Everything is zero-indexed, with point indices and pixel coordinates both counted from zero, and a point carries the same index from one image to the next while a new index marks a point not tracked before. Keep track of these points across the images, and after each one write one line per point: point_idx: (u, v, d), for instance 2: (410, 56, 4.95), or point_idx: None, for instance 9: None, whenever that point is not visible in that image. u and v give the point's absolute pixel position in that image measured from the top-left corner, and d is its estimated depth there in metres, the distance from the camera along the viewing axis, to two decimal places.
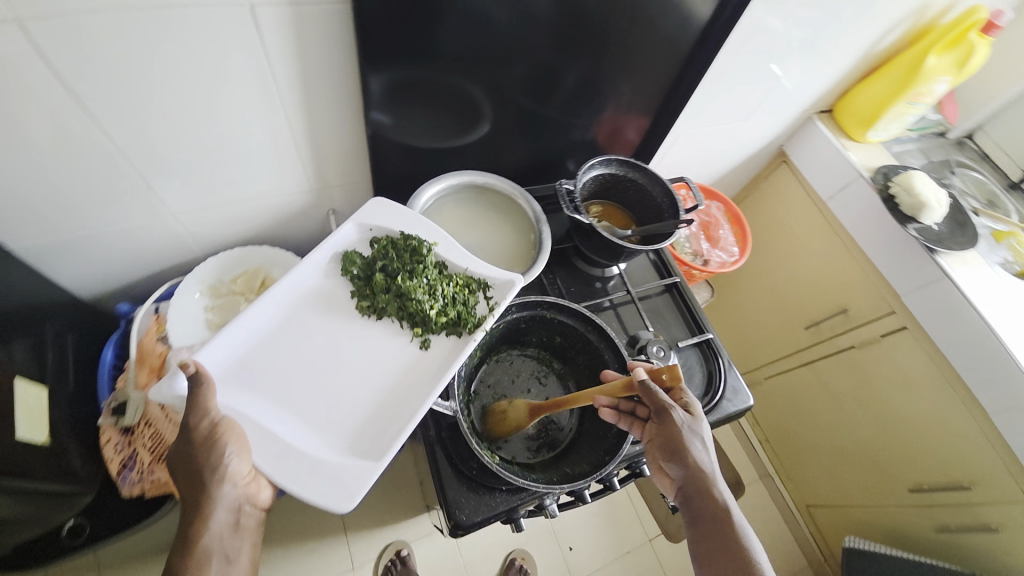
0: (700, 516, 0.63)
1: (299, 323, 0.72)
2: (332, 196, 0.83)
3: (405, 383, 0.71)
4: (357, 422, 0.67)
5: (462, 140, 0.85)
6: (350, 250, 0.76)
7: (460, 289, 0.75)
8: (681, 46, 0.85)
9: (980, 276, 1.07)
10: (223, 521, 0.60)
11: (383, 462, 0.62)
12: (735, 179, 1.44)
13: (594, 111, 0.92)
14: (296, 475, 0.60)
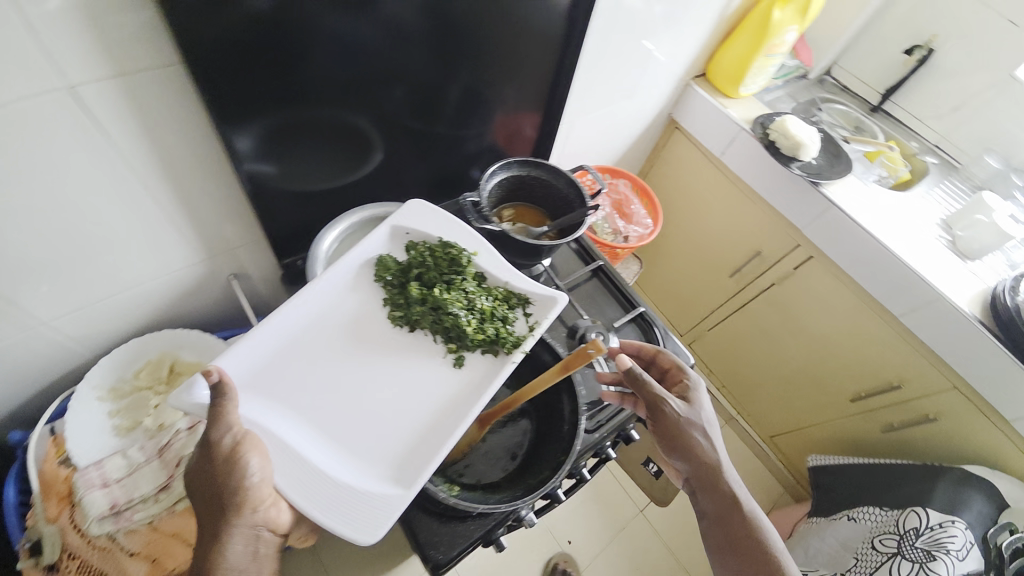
0: (709, 509, 0.72)
1: (328, 337, 0.71)
2: (227, 262, 0.78)
3: (449, 403, 0.70)
4: (391, 447, 0.66)
5: (358, 172, 0.82)
6: (384, 255, 0.77)
7: (500, 304, 0.76)
8: (549, 42, 0.86)
9: (861, 198, 1.17)
10: (242, 551, 0.56)
11: (412, 493, 0.60)
12: (638, 153, 1.50)
13: (483, 120, 0.92)
14: (319, 500, 0.59)
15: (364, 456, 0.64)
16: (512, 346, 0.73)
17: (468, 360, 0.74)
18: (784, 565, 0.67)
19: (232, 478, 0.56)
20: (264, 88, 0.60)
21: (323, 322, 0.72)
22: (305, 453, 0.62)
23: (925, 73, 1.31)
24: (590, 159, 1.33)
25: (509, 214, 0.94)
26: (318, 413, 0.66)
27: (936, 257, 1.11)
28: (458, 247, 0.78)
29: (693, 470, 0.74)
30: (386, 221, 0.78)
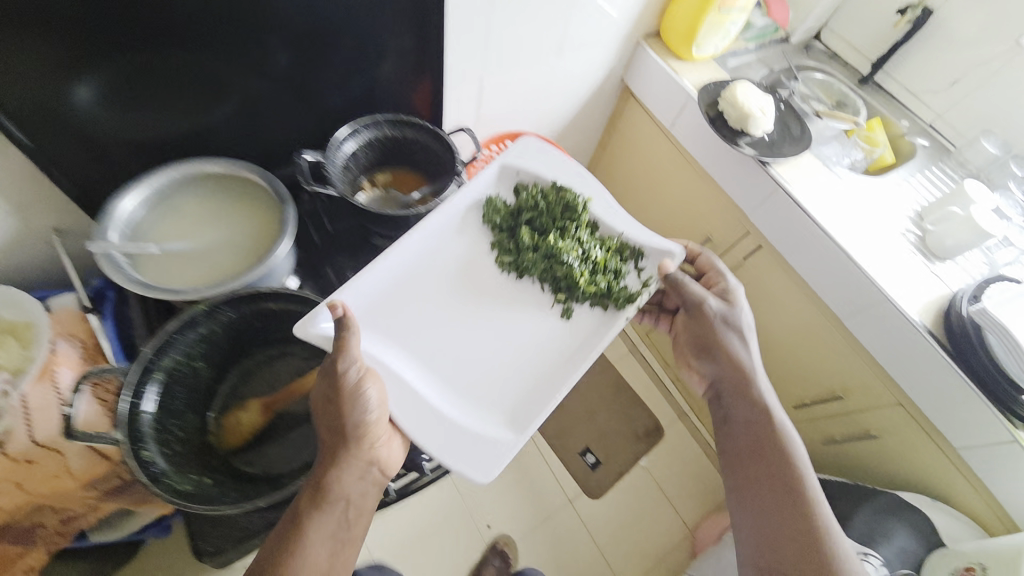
0: (732, 411, 0.76)
1: (444, 274, 0.80)
2: (45, 216, 0.71)
3: (571, 352, 0.79)
4: (505, 388, 0.76)
5: (198, 125, 0.74)
6: (492, 196, 0.84)
7: (614, 254, 0.82)
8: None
9: (817, 182, 1.01)
10: (353, 481, 0.58)
11: (527, 438, 0.71)
12: (589, 121, 1.35)
13: (355, 72, 0.81)
14: (429, 435, 0.69)
15: (474, 397, 0.75)
16: (627, 300, 0.80)
17: (579, 312, 0.81)
18: (807, 479, 0.69)
19: (356, 410, 0.59)
20: (59, 37, 0.57)
21: (433, 258, 0.80)
22: (419, 388, 0.72)
23: (922, 36, 1.11)
24: (525, 125, 1.19)
25: (383, 180, 0.84)
26: (433, 345, 0.76)
27: (893, 255, 0.95)
28: (576, 199, 0.83)
29: (722, 373, 0.78)
30: (499, 160, 0.84)
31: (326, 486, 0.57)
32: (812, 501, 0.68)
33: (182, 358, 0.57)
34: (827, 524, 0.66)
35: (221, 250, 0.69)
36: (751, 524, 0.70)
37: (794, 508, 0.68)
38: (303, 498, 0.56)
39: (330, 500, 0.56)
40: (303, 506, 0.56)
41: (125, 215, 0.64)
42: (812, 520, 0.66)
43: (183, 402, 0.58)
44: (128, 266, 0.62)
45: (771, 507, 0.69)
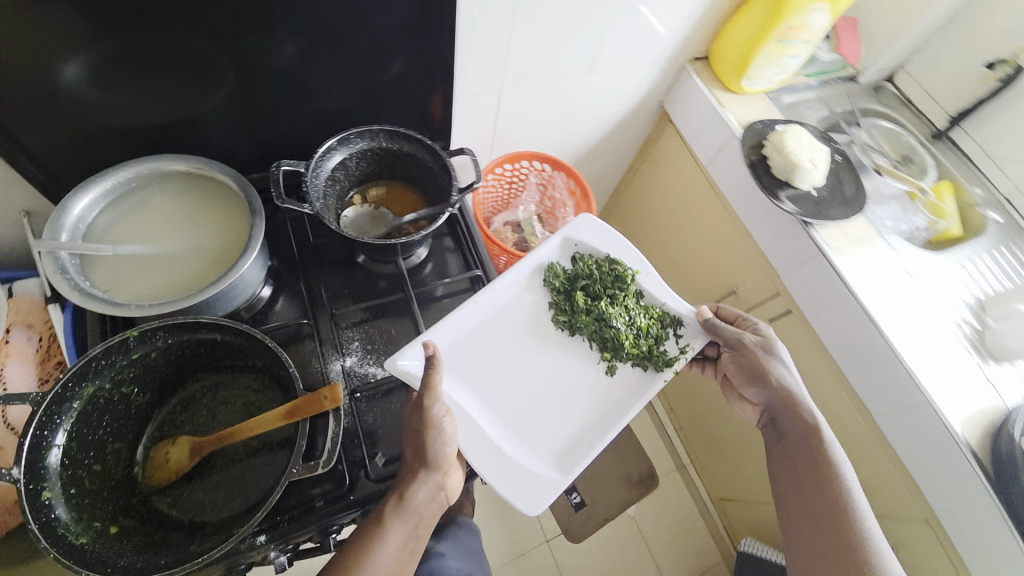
0: (789, 433, 0.68)
1: (510, 331, 0.78)
2: (13, 196, 0.66)
3: (601, 416, 0.75)
4: (552, 432, 0.73)
5: (185, 118, 0.68)
6: (554, 263, 0.82)
7: (654, 323, 0.79)
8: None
9: (869, 252, 0.88)
10: (423, 498, 0.58)
11: (572, 478, 0.68)
12: (621, 144, 1.24)
13: (359, 74, 0.73)
14: (508, 485, 0.66)
15: (529, 440, 0.72)
16: (663, 364, 0.77)
17: (622, 370, 0.78)
18: (861, 512, 0.61)
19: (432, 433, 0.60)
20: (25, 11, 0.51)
21: (498, 312, 0.78)
22: (492, 435, 0.69)
23: (1012, 95, 0.97)
24: (548, 143, 1.09)
25: (375, 195, 0.77)
26: (502, 395, 0.74)
27: (944, 351, 0.82)
28: (627, 266, 0.80)
29: (774, 398, 0.70)
30: (559, 232, 0.83)
31: (405, 500, 0.56)
32: (867, 538, 0.59)
33: (108, 386, 0.52)
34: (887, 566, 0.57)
35: (184, 258, 0.63)
36: (808, 558, 0.61)
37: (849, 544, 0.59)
38: (384, 506, 0.56)
39: (405, 513, 0.56)
40: (384, 516, 0.55)
41: (80, 220, 0.60)
42: (869, 559, 0.57)
43: (103, 430, 0.53)
44: (74, 268, 0.56)
45: (824, 542, 0.60)
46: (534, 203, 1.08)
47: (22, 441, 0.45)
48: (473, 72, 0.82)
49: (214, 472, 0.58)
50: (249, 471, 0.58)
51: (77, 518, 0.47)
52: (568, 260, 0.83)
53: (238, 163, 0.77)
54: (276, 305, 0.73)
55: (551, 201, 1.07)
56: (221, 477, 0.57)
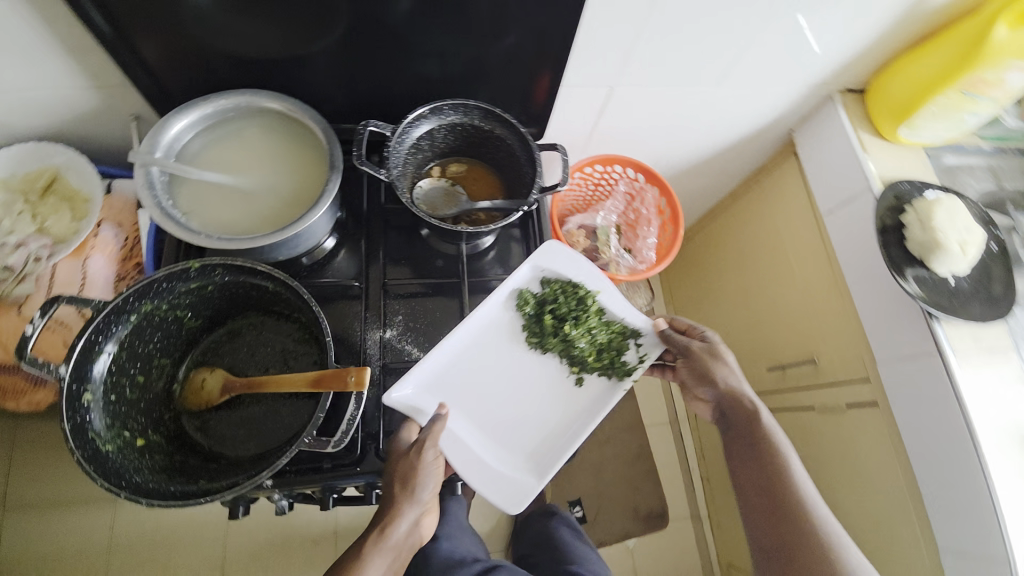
0: (737, 428, 0.67)
1: (484, 349, 0.71)
2: (126, 100, 0.68)
3: (568, 426, 0.71)
4: (527, 438, 0.69)
5: (292, 56, 0.67)
6: (524, 290, 0.73)
7: (614, 336, 0.74)
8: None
9: (1002, 368, 0.74)
10: (403, 532, 0.56)
11: (547, 482, 0.65)
12: (730, 165, 1.12)
13: (469, 41, 0.68)
14: (487, 485, 0.64)
15: (504, 451, 0.68)
16: (623, 373, 0.73)
17: (590, 381, 0.74)
18: (808, 493, 0.61)
19: (417, 477, 0.56)
20: None
21: (473, 336, 0.71)
22: (466, 440, 0.66)
23: None
24: (650, 150, 1.01)
25: (454, 171, 0.74)
26: (476, 406, 0.69)
27: None
28: (584, 284, 0.74)
29: (722, 397, 0.69)
30: (527, 260, 0.72)
31: (386, 534, 0.55)
32: (818, 524, 0.58)
33: (165, 307, 0.54)
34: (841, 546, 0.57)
35: (264, 197, 0.64)
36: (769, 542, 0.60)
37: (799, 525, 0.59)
38: (367, 538, 0.55)
39: (386, 548, 0.54)
40: (366, 548, 0.54)
41: (176, 140, 0.62)
42: (822, 545, 0.57)
43: (153, 345, 0.55)
44: (161, 186, 0.59)
45: (781, 535, 0.59)
46: (616, 212, 1.00)
47: (76, 343, 0.47)
48: (592, 61, 0.74)
49: (240, 410, 0.59)
50: (268, 418, 0.58)
51: (109, 427, 0.49)
52: (536, 283, 0.73)
53: (331, 109, 0.76)
54: (337, 258, 0.73)
55: (634, 215, 0.99)
56: (245, 415, 0.59)
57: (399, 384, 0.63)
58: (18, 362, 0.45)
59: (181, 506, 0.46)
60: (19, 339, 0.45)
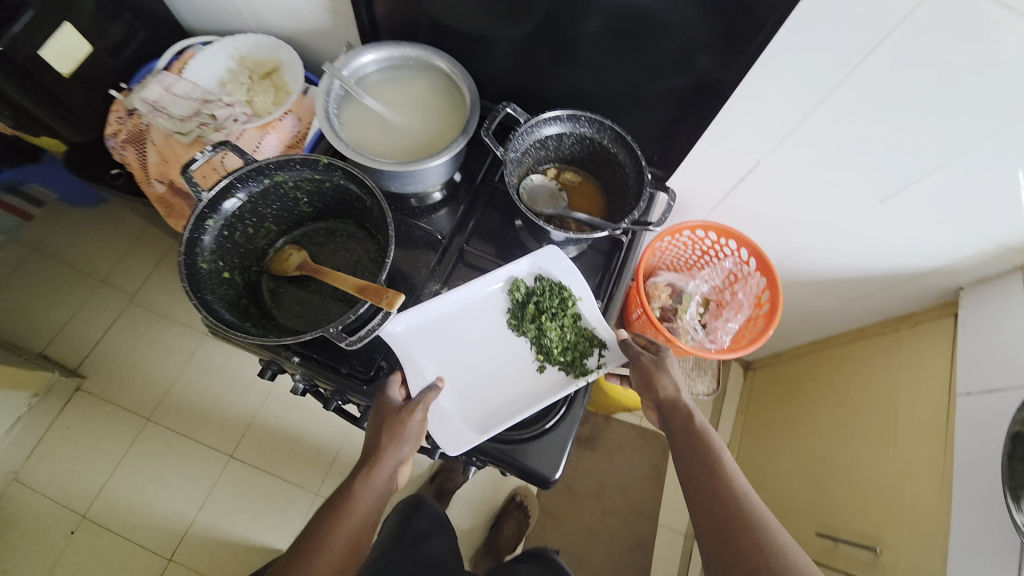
0: (681, 446, 0.58)
1: (475, 317, 0.69)
2: (350, 29, 0.85)
3: (522, 402, 0.64)
4: (483, 398, 0.64)
5: (480, 35, 0.76)
6: (516, 280, 0.69)
7: (581, 340, 0.67)
8: (779, 19, 0.56)
9: None
10: (383, 481, 0.56)
11: (487, 438, 0.59)
12: (869, 298, 0.98)
13: (637, 68, 0.71)
14: (434, 421, 0.61)
15: (458, 402, 0.63)
16: (579, 373, 0.66)
17: (549, 374, 0.66)
18: (740, 484, 0.53)
19: (405, 430, 0.57)
20: None
21: (468, 298, 0.69)
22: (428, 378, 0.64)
23: None
24: (780, 244, 0.94)
25: (568, 179, 0.78)
26: (447, 360, 0.66)
27: None
28: (569, 286, 0.69)
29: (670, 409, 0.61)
30: (532, 258, 0.70)
31: (369, 479, 0.55)
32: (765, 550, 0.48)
33: (290, 183, 0.65)
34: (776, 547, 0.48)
35: (402, 135, 0.73)
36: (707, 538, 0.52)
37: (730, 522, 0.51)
38: (351, 481, 0.55)
39: (369, 493, 0.55)
40: (350, 493, 0.54)
41: (361, 68, 0.74)
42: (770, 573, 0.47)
43: (270, 211, 0.66)
44: (332, 96, 0.71)
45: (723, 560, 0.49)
46: (711, 283, 0.94)
47: (222, 180, 0.59)
48: (747, 131, 0.72)
49: (303, 290, 0.69)
50: (322, 308, 0.67)
51: (212, 253, 0.61)
52: (530, 278, 0.70)
53: (493, 89, 0.85)
54: (438, 212, 0.80)
55: (729, 295, 0.92)
56: (305, 297, 0.68)
57: (396, 317, 0.65)
58: (181, 173, 0.61)
59: (224, 334, 0.56)
60: (189, 159, 0.62)
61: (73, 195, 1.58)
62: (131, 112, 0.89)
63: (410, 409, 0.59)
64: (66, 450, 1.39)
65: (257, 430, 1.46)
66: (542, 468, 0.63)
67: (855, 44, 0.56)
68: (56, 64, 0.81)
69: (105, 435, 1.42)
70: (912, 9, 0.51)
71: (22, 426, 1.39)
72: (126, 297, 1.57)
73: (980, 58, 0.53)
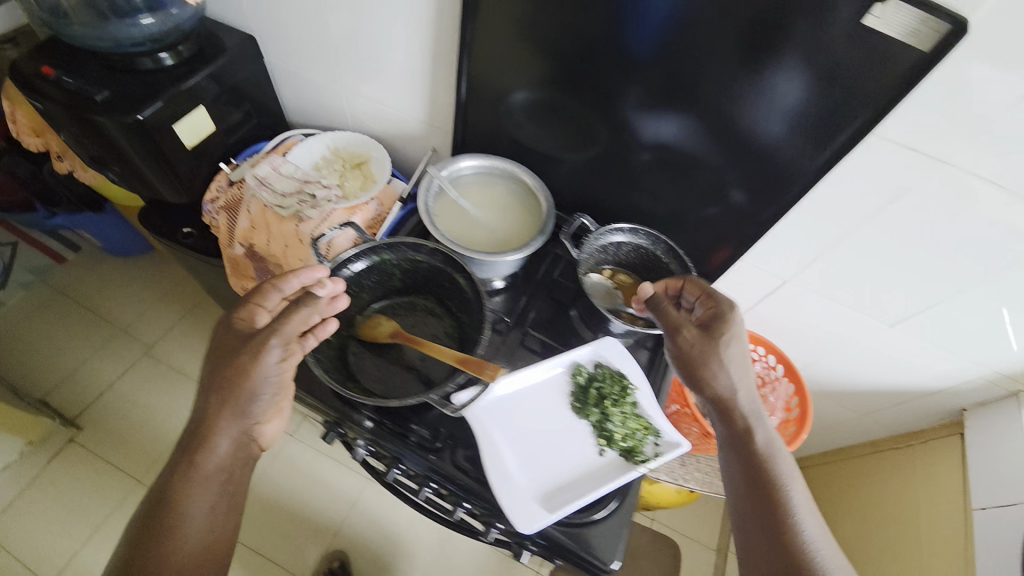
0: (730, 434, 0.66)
1: (540, 397, 0.74)
2: (437, 136, 1.01)
3: (585, 482, 0.67)
4: (550, 476, 0.67)
5: (551, 154, 0.91)
6: (579, 365, 0.76)
7: (638, 427, 0.71)
8: (802, 83, 0.63)
9: None
10: (228, 442, 0.61)
11: (559, 514, 0.61)
12: (880, 413, 1.06)
13: (685, 196, 0.85)
14: (506, 495, 0.64)
15: (526, 478, 0.66)
16: (639, 460, 0.68)
17: (610, 457, 0.69)
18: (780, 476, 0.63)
19: (251, 376, 0.60)
20: (527, 60, 0.79)
21: (535, 379, 0.75)
22: (500, 452, 0.67)
23: None
24: (799, 354, 1.03)
25: (621, 279, 0.87)
26: (517, 436, 0.69)
27: None
28: (628, 375, 0.75)
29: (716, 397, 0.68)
30: (594, 348, 0.77)
31: (211, 441, 0.60)
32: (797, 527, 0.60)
33: (393, 261, 0.74)
34: (799, 520, 0.60)
35: (483, 228, 0.84)
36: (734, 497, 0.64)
37: (767, 496, 0.62)
38: (193, 446, 0.59)
39: (209, 461, 0.59)
40: (195, 456, 0.59)
41: (456, 172, 0.87)
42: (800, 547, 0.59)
43: (369, 282, 0.75)
44: (432, 192, 0.84)
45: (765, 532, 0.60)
46: None
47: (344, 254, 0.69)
48: (777, 255, 0.85)
49: (385, 357, 0.74)
50: (402, 375, 0.73)
51: (321, 313, 0.68)
52: (591, 364, 0.77)
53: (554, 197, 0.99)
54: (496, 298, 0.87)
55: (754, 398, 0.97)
56: (387, 364, 0.74)
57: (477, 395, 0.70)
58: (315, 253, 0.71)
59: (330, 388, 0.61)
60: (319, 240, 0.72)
61: (115, 245, 1.65)
62: (232, 182, 1.00)
63: (263, 350, 0.61)
64: (43, 509, 1.30)
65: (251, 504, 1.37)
66: (601, 554, 0.65)
67: (874, 201, 0.70)
68: (182, 136, 0.93)
69: (90, 495, 1.33)
70: (917, 180, 0.66)
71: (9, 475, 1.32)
72: (143, 348, 1.56)
73: (970, 220, 0.67)
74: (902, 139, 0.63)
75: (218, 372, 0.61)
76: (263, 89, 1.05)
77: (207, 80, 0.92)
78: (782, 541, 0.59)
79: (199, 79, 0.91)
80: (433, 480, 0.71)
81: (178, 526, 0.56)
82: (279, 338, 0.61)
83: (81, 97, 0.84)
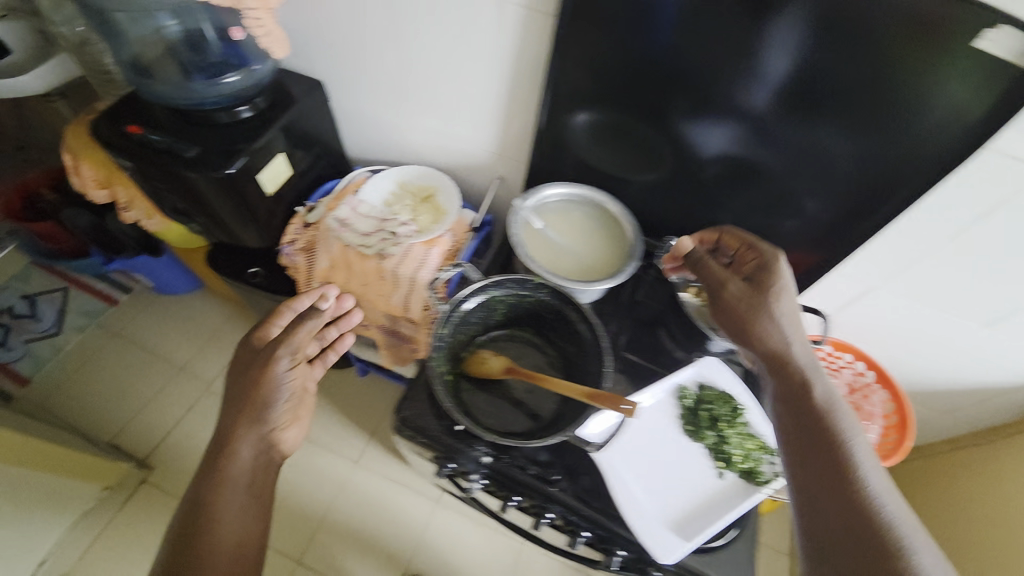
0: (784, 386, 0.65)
1: (651, 422, 0.74)
2: (505, 165, 1.02)
3: (712, 506, 0.68)
4: (677, 503, 0.68)
5: (625, 176, 0.92)
6: (684, 387, 0.77)
7: (754, 448, 0.72)
8: (790, 55, 0.64)
9: None
10: (250, 449, 0.65)
11: (698, 543, 0.63)
12: (964, 409, 1.05)
13: (766, 212, 0.85)
14: (643, 529, 0.65)
15: (654, 508, 0.67)
16: (760, 481, 0.70)
17: (731, 479, 0.70)
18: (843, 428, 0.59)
19: (267, 379, 0.67)
20: (594, 84, 0.79)
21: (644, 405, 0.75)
22: (627, 485, 0.68)
23: None
24: (880, 356, 1.03)
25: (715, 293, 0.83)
26: (638, 465, 0.71)
27: None
28: (735, 395, 0.76)
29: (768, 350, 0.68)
30: (695, 369, 0.79)
31: (234, 448, 0.64)
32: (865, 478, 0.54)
33: (498, 298, 0.76)
34: (867, 473, 0.55)
35: (572, 255, 0.86)
36: (787, 450, 0.61)
37: (828, 444, 0.58)
38: (218, 456, 0.64)
39: (235, 466, 0.64)
40: (220, 465, 0.63)
41: (538, 203, 0.89)
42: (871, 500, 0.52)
43: (475, 319, 0.77)
44: (520, 224, 0.85)
45: (827, 483, 0.55)
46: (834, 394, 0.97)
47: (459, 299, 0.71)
48: (864, 262, 0.86)
49: (497, 393, 0.76)
50: (516, 410, 0.75)
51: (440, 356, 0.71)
52: (694, 385, 0.78)
53: None
54: None
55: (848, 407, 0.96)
56: (500, 399, 0.75)
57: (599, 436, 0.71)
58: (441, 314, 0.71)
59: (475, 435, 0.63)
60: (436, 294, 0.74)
61: (166, 286, 1.67)
62: (308, 223, 1.02)
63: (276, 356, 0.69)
64: (123, 558, 1.30)
65: (325, 536, 1.36)
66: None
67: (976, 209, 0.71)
68: (264, 183, 0.95)
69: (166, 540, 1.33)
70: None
71: (85, 526, 1.33)
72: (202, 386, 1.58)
73: None
74: (1010, 149, 0.64)
75: (240, 383, 0.68)
76: (328, 131, 1.07)
77: (283, 128, 0.94)
78: (843, 491, 0.54)
79: (277, 127, 0.93)
80: (551, 511, 0.71)
81: (215, 532, 0.60)
82: (289, 344, 0.70)
83: (172, 155, 0.86)
